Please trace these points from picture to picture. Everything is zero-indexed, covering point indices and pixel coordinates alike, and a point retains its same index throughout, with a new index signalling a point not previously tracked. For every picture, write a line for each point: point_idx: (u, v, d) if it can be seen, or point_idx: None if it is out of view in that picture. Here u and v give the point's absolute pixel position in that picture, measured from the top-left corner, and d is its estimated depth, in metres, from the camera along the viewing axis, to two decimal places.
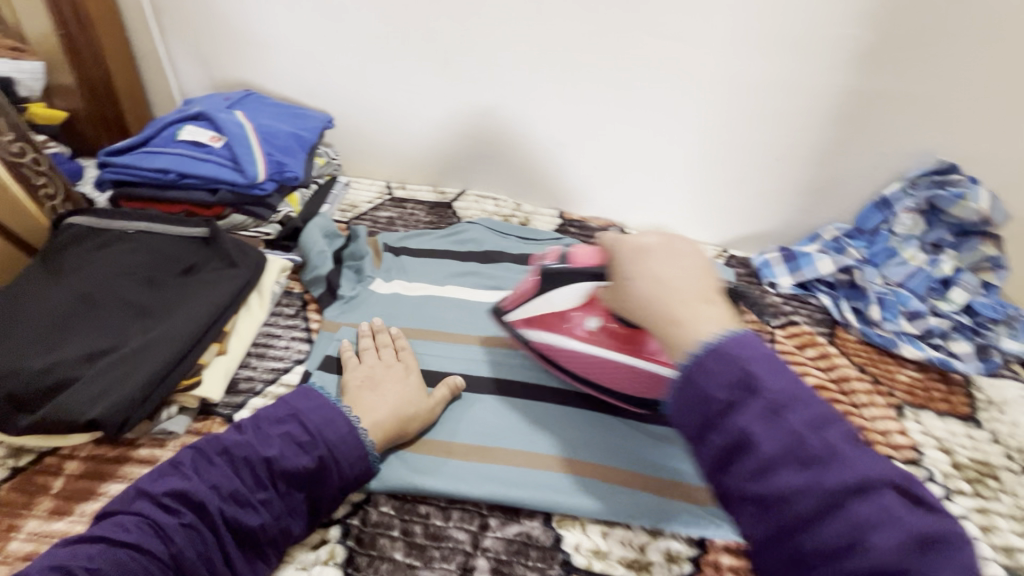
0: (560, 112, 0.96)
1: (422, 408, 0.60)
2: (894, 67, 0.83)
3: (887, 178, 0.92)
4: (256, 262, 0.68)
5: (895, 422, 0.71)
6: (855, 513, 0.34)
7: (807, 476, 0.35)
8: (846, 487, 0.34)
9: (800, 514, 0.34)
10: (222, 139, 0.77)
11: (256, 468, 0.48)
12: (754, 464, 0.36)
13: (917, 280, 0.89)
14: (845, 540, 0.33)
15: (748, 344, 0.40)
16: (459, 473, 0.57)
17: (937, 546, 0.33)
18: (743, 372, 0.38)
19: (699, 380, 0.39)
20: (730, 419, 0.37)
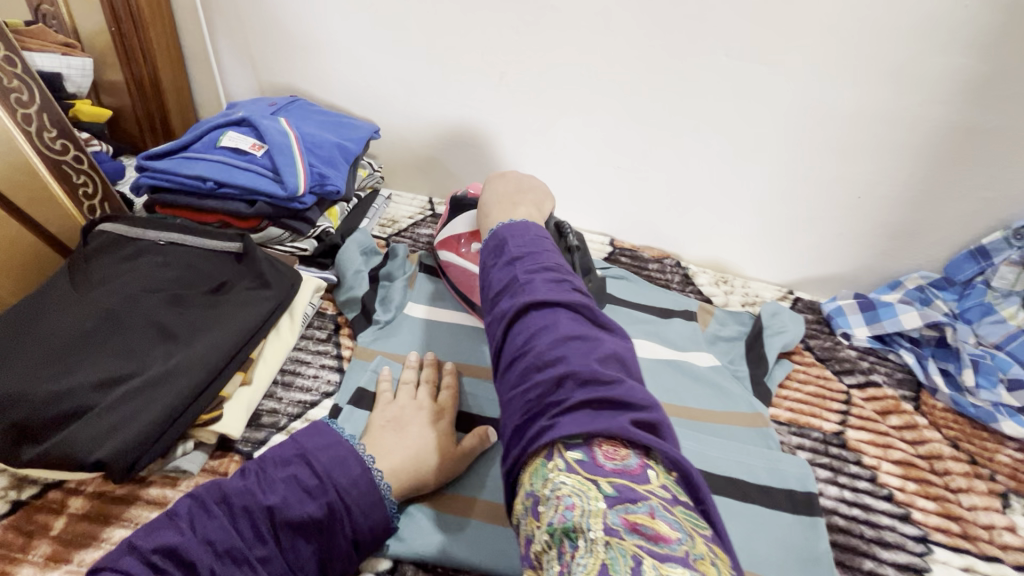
0: (619, 134, 0.90)
1: (447, 457, 0.52)
2: (1008, 103, 0.73)
3: (987, 226, 0.82)
4: (289, 283, 0.63)
5: (1001, 515, 0.61)
6: (558, 375, 0.37)
7: (549, 369, 0.37)
8: (550, 346, 0.38)
9: (552, 376, 0.36)
10: (263, 147, 0.73)
11: (256, 520, 0.40)
12: (523, 340, 0.40)
13: (1019, 343, 0.78)
14: (547, 401, 0.36)
15: (518, 229, 0.51)
16: (496, 542, 0.49)
17: (615, 406, 0.35)
18: (504, 250, 0.49)
19: (487, 263, 0.49)
20: (508, 293, 0.44)
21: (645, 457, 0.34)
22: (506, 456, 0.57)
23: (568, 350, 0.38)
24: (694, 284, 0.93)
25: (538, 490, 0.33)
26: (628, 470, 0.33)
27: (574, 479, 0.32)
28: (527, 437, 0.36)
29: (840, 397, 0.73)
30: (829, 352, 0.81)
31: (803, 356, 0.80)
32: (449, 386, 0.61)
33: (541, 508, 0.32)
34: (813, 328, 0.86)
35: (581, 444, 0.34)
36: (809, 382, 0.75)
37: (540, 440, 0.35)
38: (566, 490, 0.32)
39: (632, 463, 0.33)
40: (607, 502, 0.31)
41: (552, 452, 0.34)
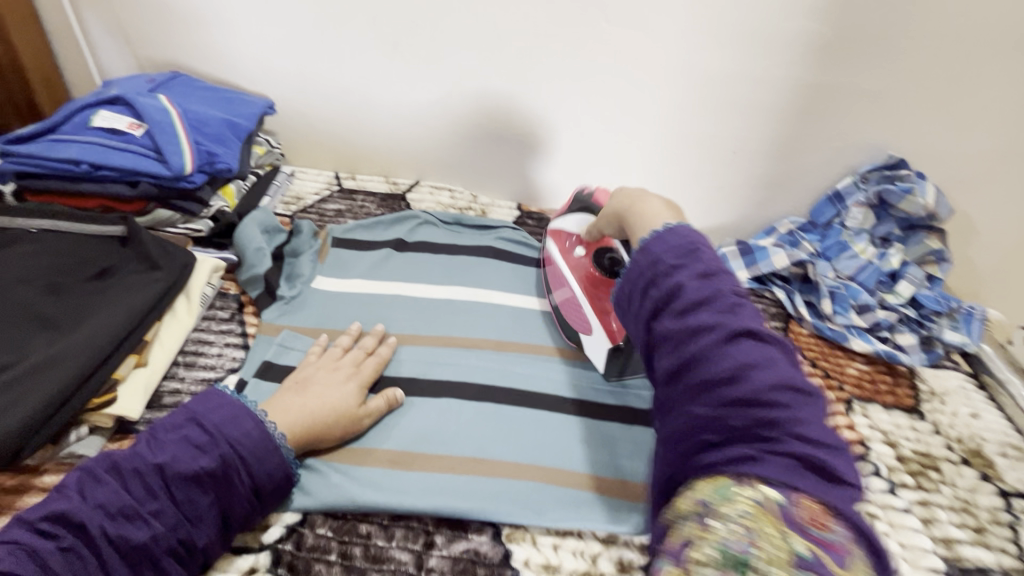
0: (515, 100, 0.93)
1: (348, 415, 0.55)
2: (847, 61, 0.82)
3: (839, 173, 0.93)
4: (181, 262, 0.62)
5: (844, 417, 0.72)
6: (771, 419, 0.37)
7: (767, 407, 0.37)
8: (771, 389, 0.38)
9: (754, 413, 0.38)
10: (142, 127, 0.70)
11: (146, 478, 0.42)
12: (733, 366, 0.39)
13: (867, 274, 0.90)
14: (758, 435, 0.37)
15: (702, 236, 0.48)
16: (402, 484, 0.53)
17: (825, 470, 0.36)
18: (695, 252, 0.46)
19: (669, 258, 0.46)
20: (716, 328, 0.41)
21: (852, 539, 0.33)
22: (411, 410, 0.61)
23: (788, 398, 0.38)
24: None
25: (717, 506, 0.35)
26: (831, 544, 0.33)
27: (769, 520, 0.33)
28: (720, 457, 0.37)
29: None
30: None
31: None
32: (371, 351, 0.65)
33: (719, 528, 0.34)
34: None
35: (783, 486, 0.35)
36: None
37: (736, 466, 0.36)
38: (740, 518, 0.34)
39: (836, 536, 0.33)
40: (798, 558, 0.32)
41: (746, 484, 0.35)
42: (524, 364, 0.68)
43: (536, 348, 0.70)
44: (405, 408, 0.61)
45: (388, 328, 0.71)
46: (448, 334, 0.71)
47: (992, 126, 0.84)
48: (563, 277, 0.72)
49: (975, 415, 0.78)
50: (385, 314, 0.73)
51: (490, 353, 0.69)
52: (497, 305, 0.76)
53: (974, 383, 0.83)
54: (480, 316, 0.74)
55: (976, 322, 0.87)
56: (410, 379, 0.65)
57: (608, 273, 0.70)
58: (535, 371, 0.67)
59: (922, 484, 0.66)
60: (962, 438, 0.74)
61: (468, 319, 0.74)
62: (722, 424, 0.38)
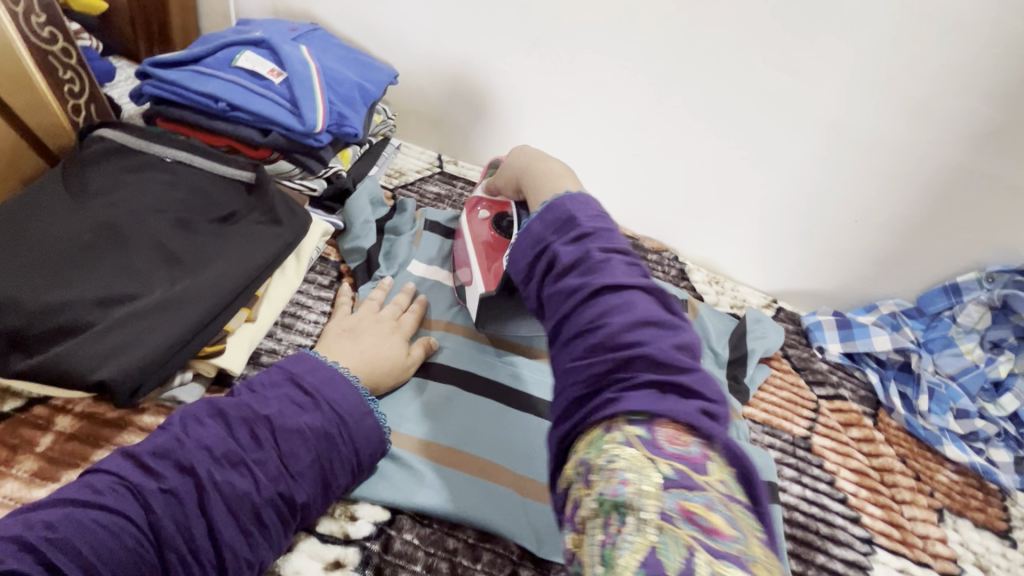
0: (644, 119, 0.90)
1: (398, 365, 0.57)
2: (1007, 154, 0.77)
3: (963, 266, 0.87)
4: (301, 224, 0.60)
5: (936, 527, 0.68)
6: (626, 355, 0.37)
7: (621, 348, 0.37)
8: (625, 329, 0.37)
9: (622, 354, 0.37)
10: (282, 75, 0.69)
11: (255, 428, 0.43)
12: (594, 313, 0.39)
13: (970, 376, 0.86)
14: (614, 375, 0.36)
15: (581, 201, 0.48)
16: (483, 499, 0.51)
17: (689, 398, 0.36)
18: (570, 222, 0.46)
19: (547, 232, 0.46)
20: (578, 269, 0.42)
21: (705, 453, 0.34)
22: (501, 422, 0.57)
23: (644, 333, 0.38)
24: (689, 279, 0.95)
25: (588, 458, 0.34)
26: (688, 457, 0.33)
27: (630, 451, 0.33)
28: (597, 393, 0.37)
29: (811, 405, 0.78)
30: (805, 362, 0.86)
31: (782, 363, 0.83)
32: (405, 308, 0.64)
33: (594, 478, 0.33)
34: (792, 338, 0.91)
35: (644, 421, 0.34)
36: (784, 389, 0.79)
37: (600, 413, 0.35)
38: (618, 462, 0.33)
39: (694, 450, 0.34)
40: (664, 483, 0.32)
41: (615, 427, 0.34)
42: None
43: None
44: (494, 419, 0.58)
45: None
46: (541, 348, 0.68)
47: None
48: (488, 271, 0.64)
49: None
50: None
51: None
52: None
53: None
54: None
55: None
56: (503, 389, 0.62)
57: (506, 238, 0.66)
58: None
59: None
60: None
61: None
62: (603, 330, 0.38)
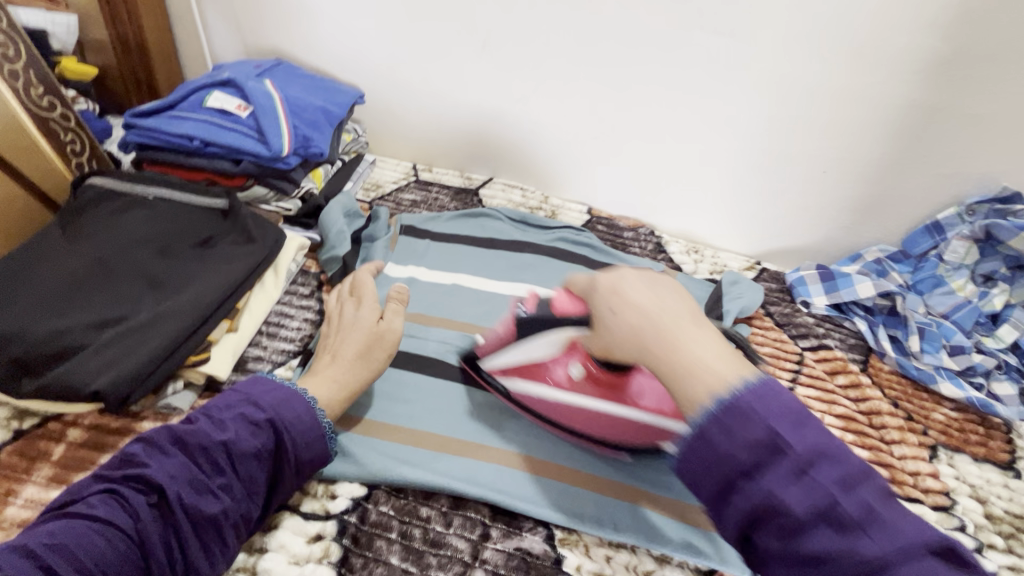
0: (598, 104, 0.92)
1: (364, 352, 0.58)
2: (962, 84, 0.76)
3: (941, 202, 0.86)
4: (273, 238, 0.67)
5: (927, 463, 0.67)
6: (812, 512, 0.35)
7: (813, 529, 0.35)
8: (810, 508, 0.35)
9: (766, 472, 0.36)
10: (248, 108, 0.75)
11: (210, 454, 0.45)
12: (791, 489, 0.36)
13: (963, 313, 0.83)
14: (820, 534, 0.35)
15: (769, 397, 0.38)
16: (455, 466, 0.56)
17: (827, 468, 0.36)
18: (748, 416, 0.37)
19: (771, 418, 0.37)
20: (757, 464, 0.37)
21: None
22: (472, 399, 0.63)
23: (783, 432, 0.37)
24: (667, 252, 0.97)
25: None
26: None
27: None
28: (771, 532, 0.36)
29: (794, 358, 0.79)
30: (787, 318, 0.86)
31: (763, 321, 0.84)
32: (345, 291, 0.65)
33: None
34: (775, 296, 0.91)
35: None
36: (767, 344, 0.80)
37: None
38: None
39: None
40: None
41: (796, 575, 0.35)
42: None
43: None
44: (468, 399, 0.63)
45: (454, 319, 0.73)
46: None
47: None
48: (550, 400, 0.57)
49: None
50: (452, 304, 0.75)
51: None
52: None
53: None
54: None
55: None
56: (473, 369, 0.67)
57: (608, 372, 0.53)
58: None
59: (1014, 548, 0.60)
60: None
61: None
62: (776, 484, 0.36)
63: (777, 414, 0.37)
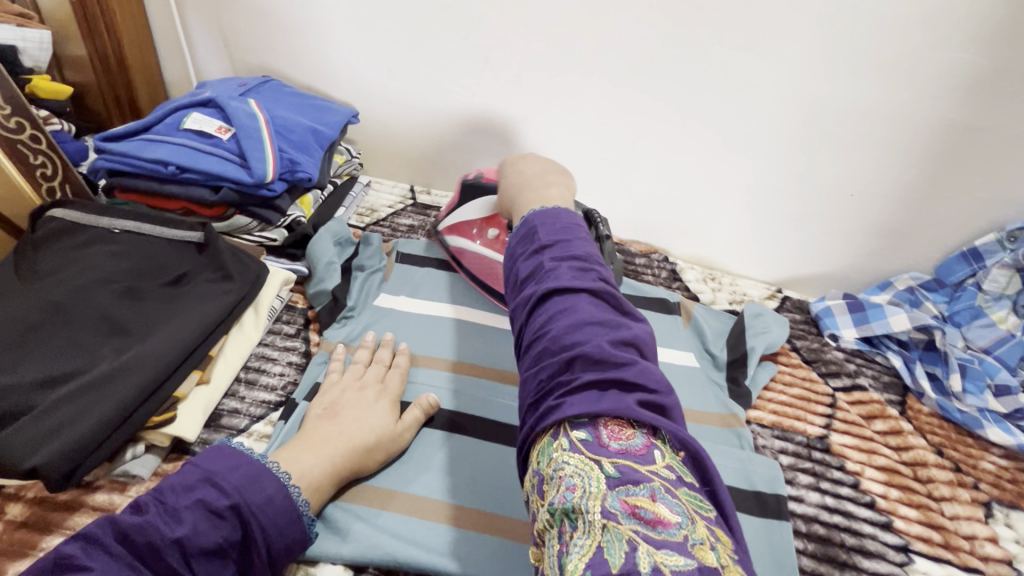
0: (607, 121, 0.86)
1: (385, 436, 0.55)
2: (1004, 102, 0.70)
3: (978, 228, 0.79)
4: (253, 275, 0.60)
5: (983, 525, 0.61)
6: (568, 359, 0.38)
7: (566, 353, 0.38)
8: (566, 332, 0.38)
9: (531, 271, 0.44)
10: (230, 130, 0.69)
11: (162, 552, 0.39)
12: (567, 318, 0.39)
13: (1007, 348, 0.77)
14: (562, 378, 0.38)
15: (550, 217, 0.48)
16: (452, 543, 0.51)
17: (603, 330, 0.39)
18: (532, 236, 0.46)
19: (571, 254, 0.43)
20: (538, 281, 0.42)
21: (649, 438, 0.36)
22: (473, 459, 0.57)
23: (568, 271, 0.42)
24: (682, 280, 0.91)
25: (542, 468, 0.36)
26: (632, 450, 0.35)
27: (578, 458, 0.34)
28: (539, 416, 0.38)
29: (825, 402, 0.71)
30: (816, 354, 0.79)
31: (790, 357, 0.78)
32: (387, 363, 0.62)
33: (545, 488, 0.35)
34: (800, 328, 0.85)
35: (586, 424, 0.36)
36: (795, 385, 0.73)
37: (549, 418, 0.37)
38: (565, 468, 0.34)
39: (637, 443, 0.35)
40: (609, 483, 0.33)
41: (558, 429, 0.36)
42: None
43: None
44: (471, 459, 0.57)
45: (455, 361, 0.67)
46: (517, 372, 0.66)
47: None
48: (471, 251, 0.73)
49: None
50: (455, 344, 0.69)
51: None
52: None
53: None
54: None
55: None
56: (475, 422, 0.60)
57: None
58: None
59: None
60: None
61: None
62: (520, 279, 0.44)
63: (556, 229, 0.46)
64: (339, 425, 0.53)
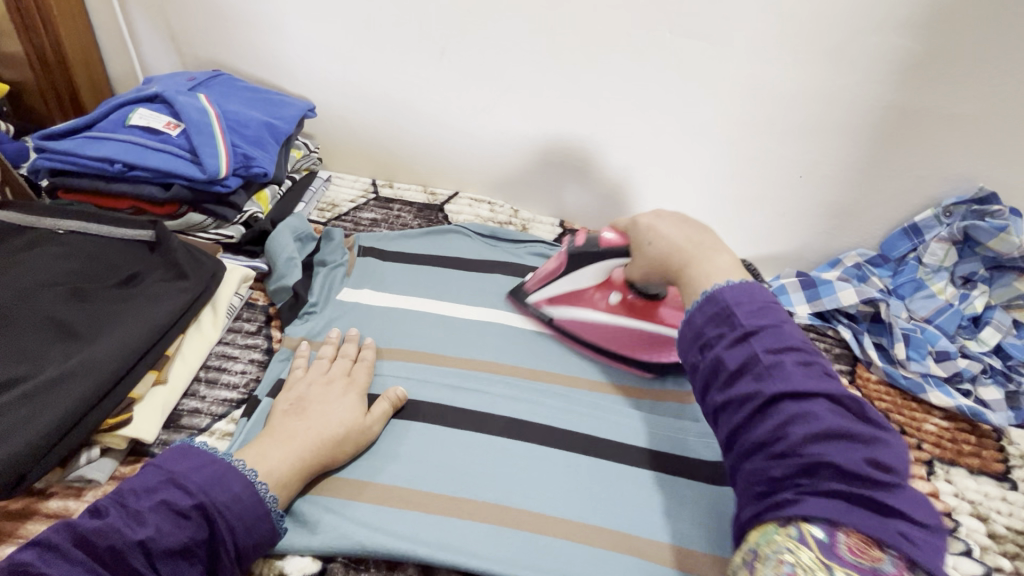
0: (566, 110, 0.87)
1: (355, 427, 0.54)
2: (935, 84, 0.74)
3: (918, 204, 0.84)
4: (210, 272, 0.59)
5: (927, 482, 0.65)
6: (802, 462, 0.39)
7: (805, 457, 0.39)
8: (807, 442, 0.40)
9: (712, 358, 0.47)
10: (179, 126, 0.67)
11: (126, 556, 0.39)
12: (778, 422, 0.41)
13: (946, 316, 0.82)
14: (795, 480, 0.40)
15: (745, 292, 0.49)
16: (416, 528, 0.51)
17: (856, 445, 0.39)
18: (731, 318, 0.47)
19: (753, 331, 0.45)
20: (750, 373, 0.44)
21: (902, 567, 0.36)
22: (442, 446, 0.58)
23: (787, 363, 0.43)
24: None
25: (760, 548, 0.39)
26: (872, 571, 0.36)
27: (806, 552, 0.37)
28: (762, 506, 0.41)
29: None
30: None
31: None
32: (355, 359, 0.62)
33: (759, 564, 0.39)
34: None
35: (823, 523, 0.37)
36: None
37: (775, 511, 0.40)
38: (787, 557, 0.37)
39: (885, 566, 0.36)
40: None
41: (791, 523, 0.39)
42: (560, 399, 0.64)
43: (577, 382, 0.67)
44: (441, 446, 0.58)
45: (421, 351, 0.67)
46: (484, 359, 0.67)
47: None
48: (589, 320, 0.70)
49: None
50: (422, 335, 0.69)
51: (527, 383, 0.65)
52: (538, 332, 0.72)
53: None
54: (523, 341, 0.70)
55: None
56: (443, 410, 0.61)
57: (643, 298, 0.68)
58: (583, 413, 0.63)
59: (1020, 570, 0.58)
60: None
61: (509, 343, 0.70)
62: (725, 370, 0.45)
63: (750, 308, 0.47)
64: (306, 420, 0.53)
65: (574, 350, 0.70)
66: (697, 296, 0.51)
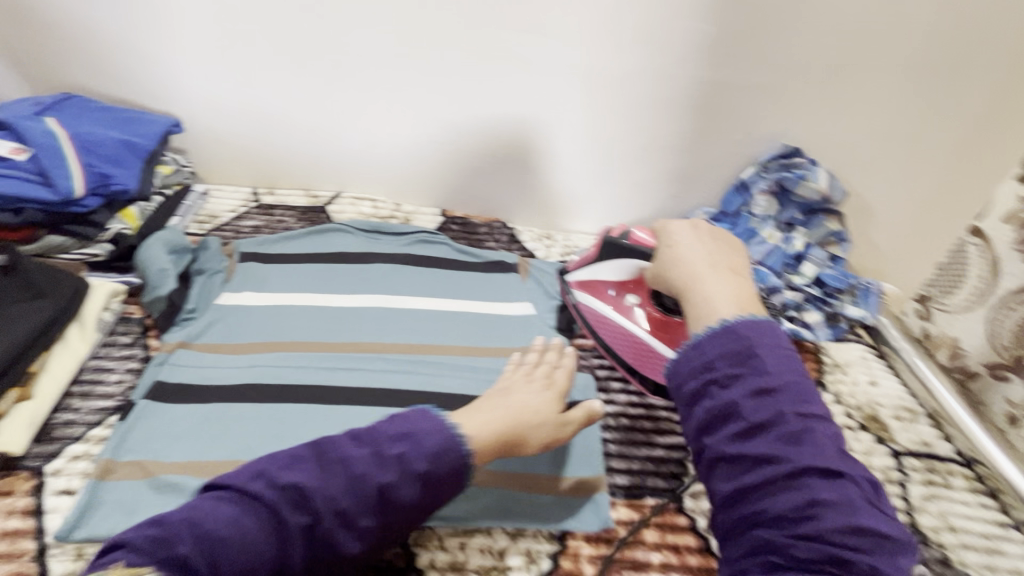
0: (427, 105, 0.93)
1: (549, 418, 0.61)
2: (735, 60, 0.86)
3: (743, 163, 0.97)
4: (70, 289, 0.64)
5: None
6: (813, 515, 0.39)
7: (835, 549, 0.38)
8: (838, 531, 0.38)
9: (724, 400, 0.44)
10: (26, 151, 0.69)
11: None
12: (802, 501, 0.39)
13: (775, 257, 0.94)
14: (828, 566, 0.37)
15: (757, 328, 0.48)
16: None
17: (883, 540, 0.38)
18: (751, 357, 0.45)
19: (735, 364, 0.46)
20: (772, 432, 0.42)
21: None
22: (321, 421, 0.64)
23: (801, 425, 0.42)
24: (520, 243, 1.03)
25: None
26: None
27: None
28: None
29: None
30: None
31: None
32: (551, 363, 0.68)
33: None
34: None
35: None
36: None
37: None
38: None
39: None
40: None
41: None
42: (433, 366, 0.71)
43: (449, 350, 0.74)
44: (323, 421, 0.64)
45: (296, 343, 0.71)
46: (362, 339, 0.73)
47: (866, 115, 0.90)
48: (607, 312, 0.75)
49: (874, 383, 0.83)
50: (300, 326, 0.73)
51: (403, 357, 0.72)
52: (415, 311, 0.78)
53: (874, 354, 0.89)
54: (399, 320, 0.76)
55: (873, 297, 0.93)
56: (323, 389, 0.66)
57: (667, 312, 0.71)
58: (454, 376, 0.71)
59: None
60: (861, 405, 0.80)
61: (384, 324, 0.76)
62: (741, 420, 0.43)
63: (766, 347, 0.46)
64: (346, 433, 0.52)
65: (448, 322, 0.77)
66: (708, 327, 0.49)
